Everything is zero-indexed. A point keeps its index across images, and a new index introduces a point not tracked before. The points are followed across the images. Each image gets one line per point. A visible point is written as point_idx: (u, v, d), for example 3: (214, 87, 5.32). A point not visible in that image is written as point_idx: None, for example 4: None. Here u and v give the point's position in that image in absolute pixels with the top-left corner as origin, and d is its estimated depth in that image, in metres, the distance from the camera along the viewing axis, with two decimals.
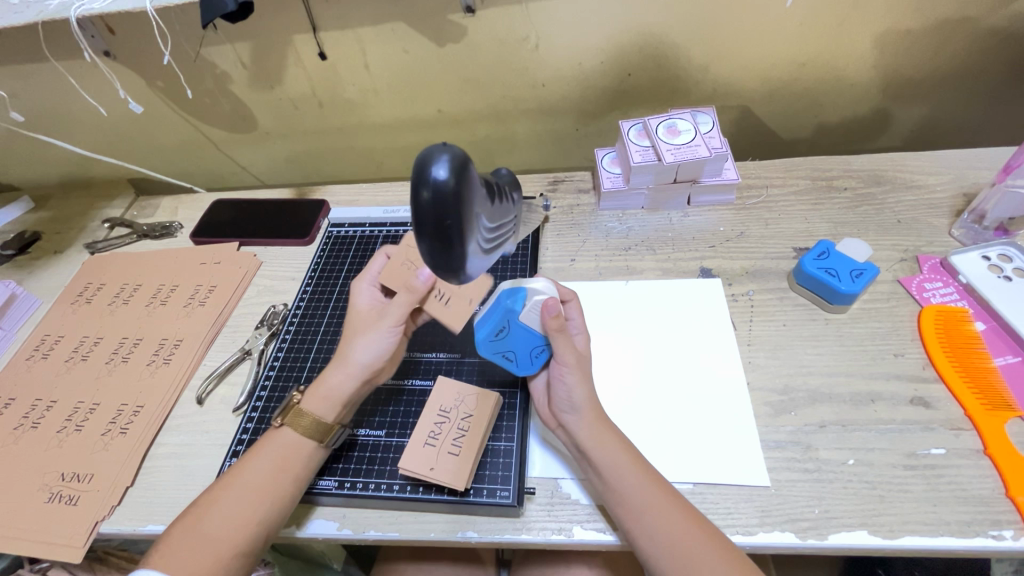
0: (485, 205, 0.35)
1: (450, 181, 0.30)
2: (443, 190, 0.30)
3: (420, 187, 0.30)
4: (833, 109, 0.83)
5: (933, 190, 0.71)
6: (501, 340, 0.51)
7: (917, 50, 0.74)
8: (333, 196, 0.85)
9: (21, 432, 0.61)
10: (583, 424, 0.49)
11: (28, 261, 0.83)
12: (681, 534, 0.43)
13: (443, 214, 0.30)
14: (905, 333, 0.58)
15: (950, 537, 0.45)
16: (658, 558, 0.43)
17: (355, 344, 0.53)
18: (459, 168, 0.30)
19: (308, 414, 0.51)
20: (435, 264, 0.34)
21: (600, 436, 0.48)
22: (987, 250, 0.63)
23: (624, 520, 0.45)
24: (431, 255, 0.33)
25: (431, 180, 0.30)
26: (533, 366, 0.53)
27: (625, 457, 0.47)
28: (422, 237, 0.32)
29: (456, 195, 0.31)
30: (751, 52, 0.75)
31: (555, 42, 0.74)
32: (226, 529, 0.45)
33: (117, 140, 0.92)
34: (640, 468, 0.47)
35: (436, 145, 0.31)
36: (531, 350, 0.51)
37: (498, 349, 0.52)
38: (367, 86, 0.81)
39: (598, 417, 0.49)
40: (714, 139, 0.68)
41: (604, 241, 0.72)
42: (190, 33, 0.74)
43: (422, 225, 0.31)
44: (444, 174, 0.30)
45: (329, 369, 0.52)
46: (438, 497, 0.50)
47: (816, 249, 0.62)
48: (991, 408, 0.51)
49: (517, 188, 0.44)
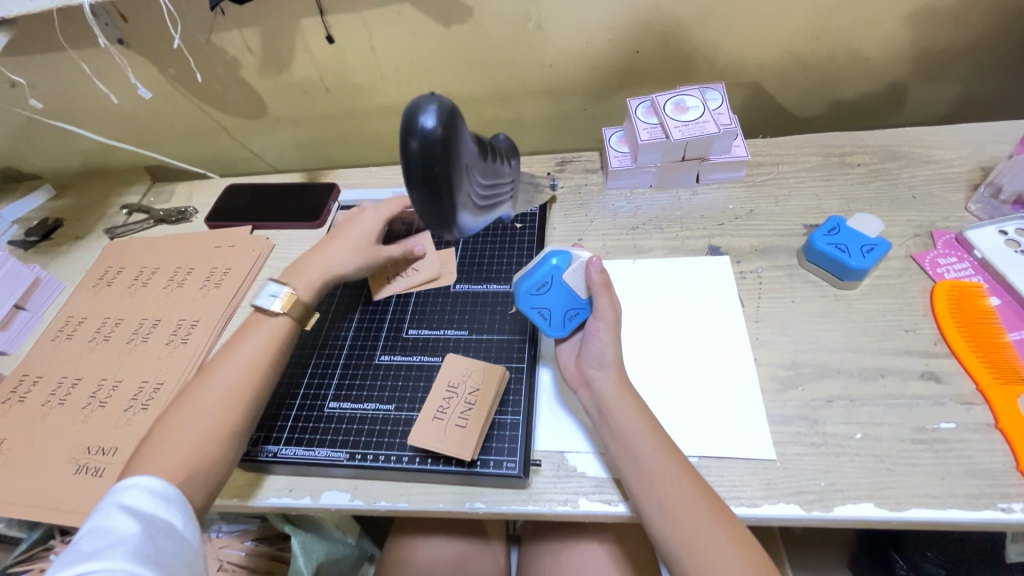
0: (475, 161, 0.37)
1: (437, 130, 0.32)
2: (429, 139, 0.32)
3: (409, 137, 0.32)
4: (848, 85, 0.81)
5: (950, 165, 0.70)
6: (539, 297, 0.54)
7: (937, 21, 0.72)
8: (343, 179, 0.86)
9: (49, 408, 0.64)
10: (610, 382, 0.50)
11: (52, 246, 0.86)
12: (687, 502, 0.44)
13: (431, 163, 0.33)
14: (917, 308, 0.58)
15: (958, 510, 0.45)
16: (663, 525, 0.44)
17: (327, 252, 0.62)
18: (446, 119, 0.33)
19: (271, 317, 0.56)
20: (427, 216, 0.36)
21: (622, 397, 0.49)
22: (1004, 224, 0.61)
23: (635, 484, 0.46)
24: (422, 206, 0.35)
25: (419, 129, 0.32)
26: (565, 329, 0.54)
27: (642, 420, 0.48)
28: (413, 187, 0.34)
29: (443, 144, 0.33)
30: (762, 26, 0.73)
31: (562, 20, 0.73)
32: (196, 424, 0.48)
33: (134, 128, 0.94)
34: (656, 433, 0.48)
35: (423, 99, 0.34)
36: (568, 310, 0.54)
37: (535, 306, 0.54)
38: (374, 69, 0.81)
39: (623, 379, 0.50)
40: (723, 116, 0.67)
41: (612, 220, 0.72)
42: (200, 18, 0.75)
43: (411, 175, 0.33)
44: (431, 123, 0.32)
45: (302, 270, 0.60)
46: (446, 468, 0.51)
47: (825, 225, 0.62)
48: (1003, 382, 0.51)
49: (514, 153, 0.47)
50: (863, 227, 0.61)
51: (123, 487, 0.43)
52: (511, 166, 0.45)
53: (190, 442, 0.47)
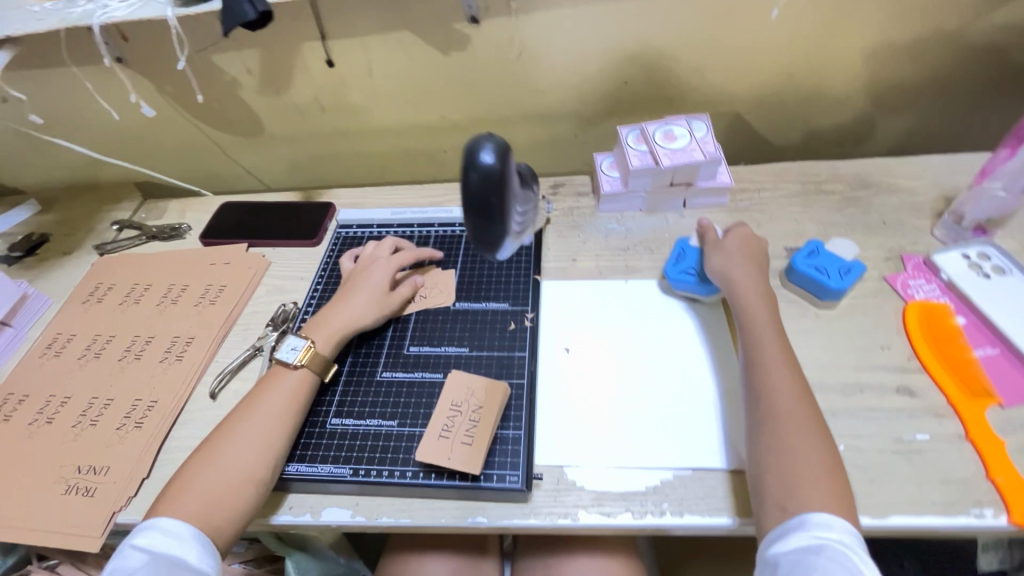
0: (518, 189, 0.42)
1: (495, 165, 0.37)
2: (488, 171, 0.37)
3: (470, 169, 0.37)
4: (821, 117, 0.86)
5: (916, 193, 0.75)
6: (681, 262, 0.67)
7: (900, 60, 0.78)
8: (339, 199, 0.87)
9: (37, 427, 0.62)
10: (769, 338, 0.55)
11: (37, 262, 0.85)
12: (814, 446, 0.47)
13: (488, 193, 0.37)
14: (891, 327, 0.61)
15: (936, 516, 0.48)
16: (797, 466, 0.46)
17: (357, 301, 0.64)
18: (501, 154, 0.37)
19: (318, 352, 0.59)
20: (475, 237, 0.41)
21: (784, 355, 0.54)
22: (967, 249, 0.66)
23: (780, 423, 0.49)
24: (473, 228, 0.39)
25: (478, 163, 0.37)
26: (681, 278, 0.66)
27: (781, 371, 0.52)
28: (469, 214, 0.38)
29: (498, 176, 0.37)
30: (741, 62, 0.78)
31: (555, 51, 0.77)
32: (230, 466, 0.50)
33: (126, 145, 0.93)
34: (793, 382, 0.51)
35: (480, 136, 0.38)
36: (688, 266, 0.66)
37: (684, 270, 0.66)
38: (373, 92, 0.83)
39: (779, 336, 0.55)
40: (708, 144, 0.71)
41: (604, 241, 0.75)
42: (204, 40, 0.77)
43: (470, 202, 0.38)
44: (490, 159, 0.37)
45: (334, 317, 0.63)
46: (450, 483, 0.52)
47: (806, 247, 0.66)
48: (971, 396, 0.54)
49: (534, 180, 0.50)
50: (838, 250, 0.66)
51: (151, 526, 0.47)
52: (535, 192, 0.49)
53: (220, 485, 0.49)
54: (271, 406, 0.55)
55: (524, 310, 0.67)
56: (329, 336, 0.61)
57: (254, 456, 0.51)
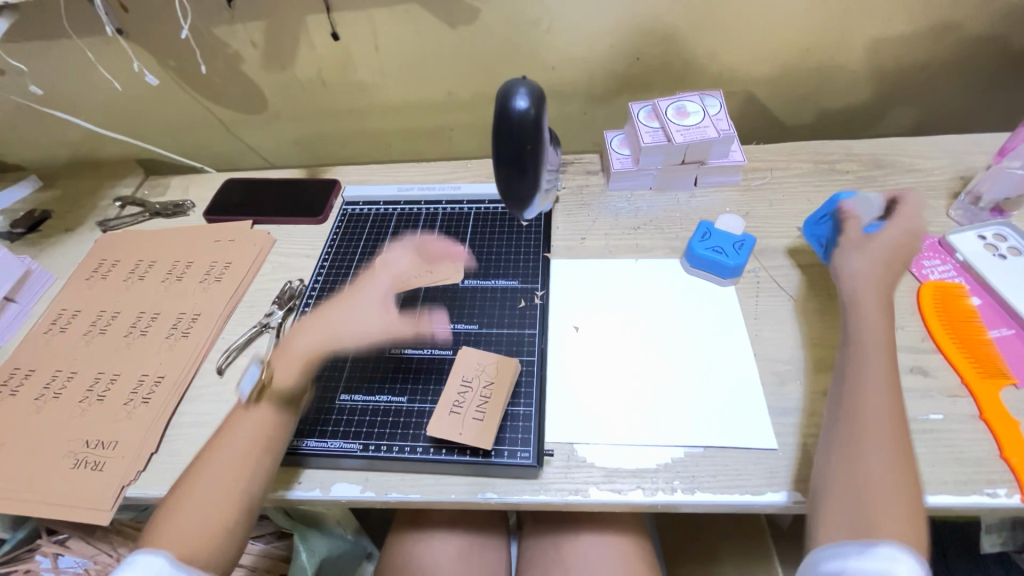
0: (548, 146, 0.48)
1: (529, 109, 0.44)
2: (523, 117, 0.43)
3: (507, 115, 0.43)
4: (836, 96, 0.85)
5: (931, 173, 0.74)
6: (710, 238, 0.66)
7: (918, 36, 0.76)
8: (344, 176, 0.86)
9: (43, 402, 0.62)
10: (875, 355, 0.50)
11: (40, 238, 0.84)
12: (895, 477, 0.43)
13: (524, 136, 0.44)
14: (905, 307, 0.61)
15: (948, 495, 0.47)
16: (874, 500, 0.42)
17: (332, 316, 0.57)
18: (536, 100, 0.44)
19: (276, 387, 0.52)
20: (508, 179, 0.47)
21: (873, 369, 0.49)
22: (983, 229, 0.65)
23: (865, 450, 0.45)
24: (508, 171, 0.46)
25: (514, 109, 0.43)
26: (740, 257, 0.64)
27: (886, 399, 0.47)
28: (503, 156, 0.45)
29: (533, 124, 0.44)
30: (756, 37, 0.77)
31: (566, 25, 0.75)
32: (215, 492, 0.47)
33: (127, 120, 0.92)
34: (896, 406, 0.47)
35: (516, 90, 0.46)
36: (735, 242, 0.65)
37: (711, 245, 0.65)
38: (377, 68, 0.82)
39: (887, 349, 0.50)
40: (722, 122, 0.70)
41: (614, 220, 0.74)
42: (205, 11, 0.75)
43: (505, 145, 0.44)
44: (525, 104, 0.43)
45: (300, 340, 0.55)
46: (461, 458, 0.52)
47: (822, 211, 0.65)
48: (986, 375, 0.54)
49: (553, 147, 0.57)
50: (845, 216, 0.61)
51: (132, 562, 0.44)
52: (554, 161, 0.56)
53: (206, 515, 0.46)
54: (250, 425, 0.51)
55: (535, 288, 0.66)
56: (290, 363, 0.53)
57: (240, 479, 0.48)
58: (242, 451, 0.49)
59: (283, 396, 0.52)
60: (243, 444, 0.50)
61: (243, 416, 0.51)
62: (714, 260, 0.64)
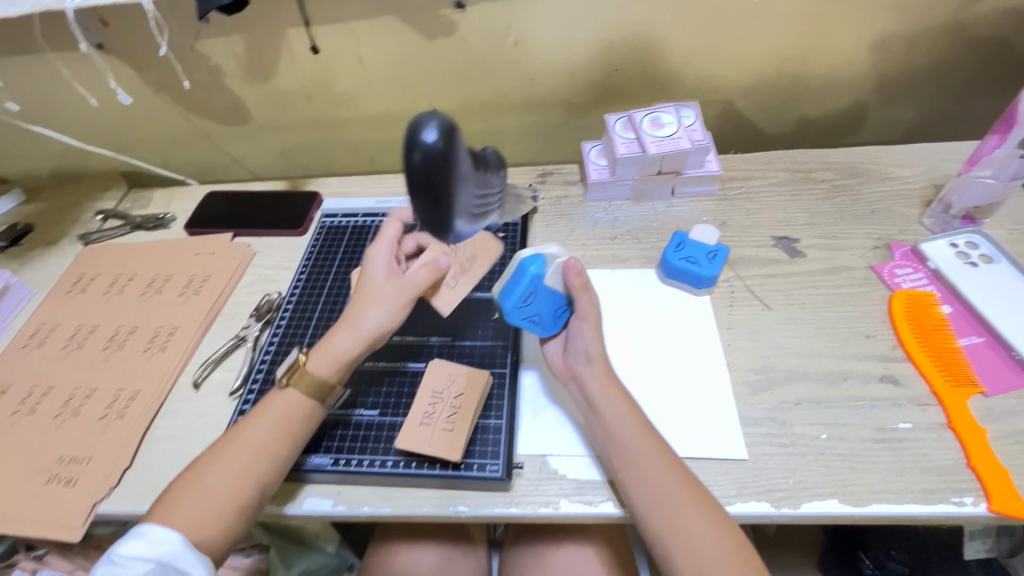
0: (473, 170, 0.38)
1: (439, 144, 0.34)
2: (431, 152, 0.33)
3: (412, 150, 0.34)
4: (813, 104, 0.85)
5: (906, 181, 0.74)
6: (681, 249, 0.67)
7: (892, 45, 0.77)
8: (326, 188, 0.86)
9: (19, 417, 0.62)
10: (596, 377, 0.52)
11: (21, 251, 0.84)
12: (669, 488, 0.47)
13: (432, 174, 0.34)
14: (876, 316, 0.61)
15: (915, 504, 0.48)
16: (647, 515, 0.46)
17: (362, 311, 0.55)
18: (447, 133, 0.34)
19: (309, 373, 0.53)
20: (424, 223, 0.37)
21: (607, 389, 0.52)
22: (955, 237, 0.66)
23: (618, 468, 0.48)
24: (422, 214, 0.36)
25: (421, 144, 0.33)
26: (713, 267, 0.65)
27: (626, 411, 0.50)
28: (414, 196, 0.35)
29: (444, 157, 0.34)
30: (732, 47, 0.77)
31: (543, 37, 0.76)
32: (230, 477, 0.48)
33: (110, 133, 0.92)
34: (638, 421, 0.50)
35: (426, 114, 0.35)
36: (708, 253, 0.66)
37: (683, 256, 0.66)
38: (358, 79, 0.82)
39: (608, 371, 0.53)
40: (697, 132, 0.71)
41: (591, 230, 0.75)
42: (185, 25, 0.75)
43: (414, 185, 0.34)
44: (434, 137, 0.33)
45: (337, 334, 0.55)
46: (432, 472, 0.52)
47: (520, 292, 0.53)
48: (954, 384, 0.54)
49: (501, 166, 0.47)
50: (563, 278, 0.54)
51: (140, 534, 0.45)
52: (499, 178, 0.46)
53: (217, 496, 0.47)
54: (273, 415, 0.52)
55: None
56: (327, 355, 0.54)
57: (253, 467, 0.49)
58: (261, 440, 0.50)
59: (316, 386, 0.53)
60: (265, 430, 0.50)
61: (274, 399, 0.53)
62: (689, 271, 0.65)
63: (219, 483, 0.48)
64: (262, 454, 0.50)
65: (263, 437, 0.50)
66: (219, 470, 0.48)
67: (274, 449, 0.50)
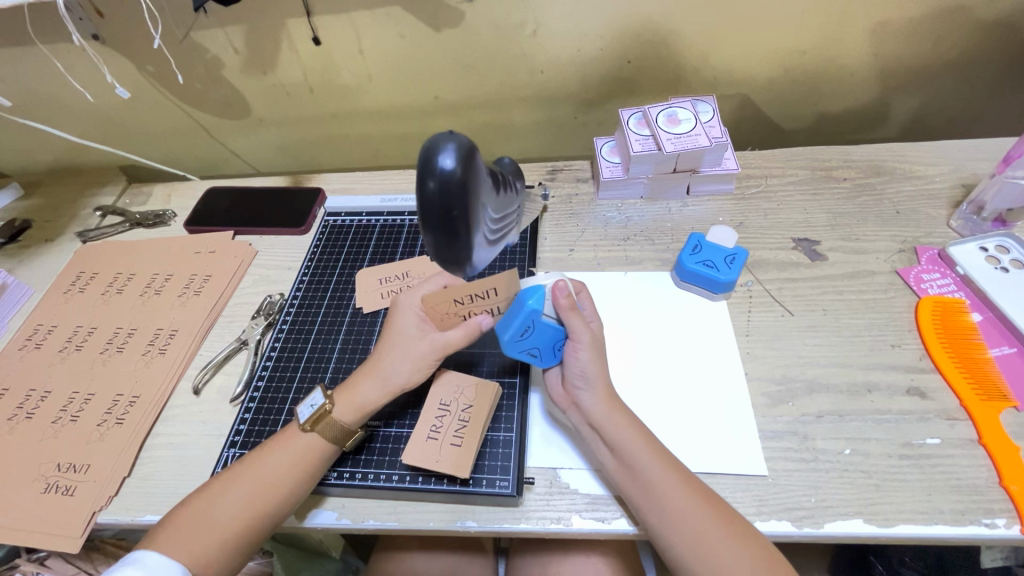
0: (492, 194, 0.35)
1: (457, 170, 0.30)
2: (449, 179, 0.30)
3: (426, 176, 0.31)
4: (835, 99, 0.82)
5: (931, 181, 0.71)
6: (697, 254, 0.64)
7: (921, 37, 0.74)
8: (329, 184, 0.84)
9: (15, 423, 0.61)
10: (597, 399, 0.49)
11: (19, 249, 0.82)
12: (690, 516, 0.44)
13: (449, 205, 0.31)
14: (902, 324, 0.59)
15: (944, 525, 0.46)
16: (673, 544, 0.44)
17: (392, 361, 0.53)
18: (465, 157, 0.31)
19: (334, 421, 0.51)
20: (441, 255, 0.34)
21: (610, 411, 0.49)
22: (984, 241, 0.63)
23: (634, 495, 0.46)
24: (437, 246, 0.33)
25: (437, 169, 0.30)
26: (732, 271, 0.62)
27: (635, 432, 0.48)
28: (428, 227, 0.32)
29: (462, 184, 0.31)
30: (752, 39, 0.74)
31: (555, 28, 0.73)
32: (231, 508, 0.47)
33: (108, 127, 0.90)
34: (649, 442, 0.48)
35: (440, 135, 0.32)
36: (726, 257, 0.63)
37: (700, 260, 0.63)
38: (362, 72, 0.79)
39: (609, 393, 0.50)
40: (714, 129, 0.68)
41: (603, 231, 0.72)
42: (181, 15, 0.72)
43: (428, 215, 0.32)
44: (451, 163, 0.30)
45: (363, 381, 0.53)
46: (440, 487, 0.50)
47: (517, 327, 0.48)
48: (985, 398, 0.52)
49: (518, 177, 0.44)
50: (551, 299, 0.49)
51: (136, 562, 0.44)
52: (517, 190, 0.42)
53: (219, 528, 0.46)
54: (274, 444, 0.50)
55: None
56: (353, 404, 0.52)
57: (255, 500, 0.47)
58: (262, 469, 0.48)
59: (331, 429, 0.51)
60: (269, 459, 0.49)
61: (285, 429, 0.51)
62: (705, 275, 0.62)
63: (223, 514, 0.46)
64: (266, 484, 0.48)
65: (266, 468, 0.48)
66: (221, 501, 0.47)
67: (278, 478, 0.48)
